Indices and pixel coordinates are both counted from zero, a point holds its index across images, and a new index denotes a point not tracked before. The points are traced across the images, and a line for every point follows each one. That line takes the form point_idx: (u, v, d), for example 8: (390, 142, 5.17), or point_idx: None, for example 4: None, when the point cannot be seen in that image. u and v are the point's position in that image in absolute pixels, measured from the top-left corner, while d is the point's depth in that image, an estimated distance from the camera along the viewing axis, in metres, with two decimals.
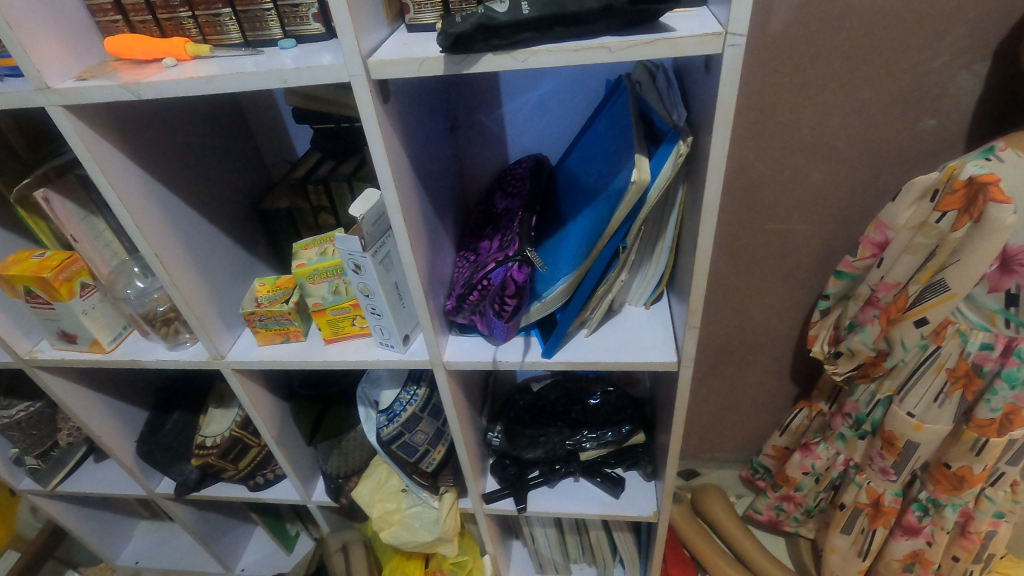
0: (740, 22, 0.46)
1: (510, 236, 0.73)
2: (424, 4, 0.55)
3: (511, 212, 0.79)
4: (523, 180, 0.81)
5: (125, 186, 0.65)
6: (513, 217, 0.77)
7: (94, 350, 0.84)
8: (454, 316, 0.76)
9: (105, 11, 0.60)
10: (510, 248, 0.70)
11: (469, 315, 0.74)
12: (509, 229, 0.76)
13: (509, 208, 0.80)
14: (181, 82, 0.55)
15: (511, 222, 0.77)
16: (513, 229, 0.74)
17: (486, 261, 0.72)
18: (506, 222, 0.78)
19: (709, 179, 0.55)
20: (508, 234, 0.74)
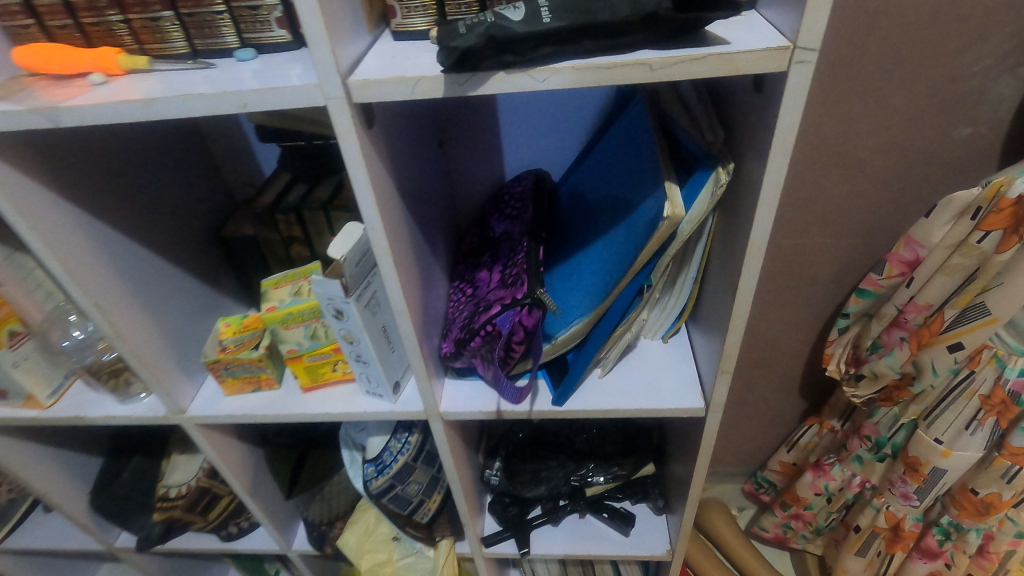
0: (811, 34, 0.37)
1: (515, 270, 0.64)
2: (414, 6, 0.45)
3: (513, 239, 0.69)
4: (524, 201, 0.71)
5: (51, 228, 0.53)
6: (517, 245, 0.68)
7: (30, 406, 0.72)
8: (451, 360, 0.67)
9: (14, 14, 0.48)
10: (517, 286, 0.61)
11: (469, 360, 0.65)
12: (512, 261, 0.66)
13: (511, 234, 0.71)
14: (113, 107, 0.44)
15: (514, 251, 0.67)
16: (519, 261, 0.65)
17: (488, 300, 0.63)
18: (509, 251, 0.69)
19: (757, 216, 0.47)
20: (513, 268, 0.64)
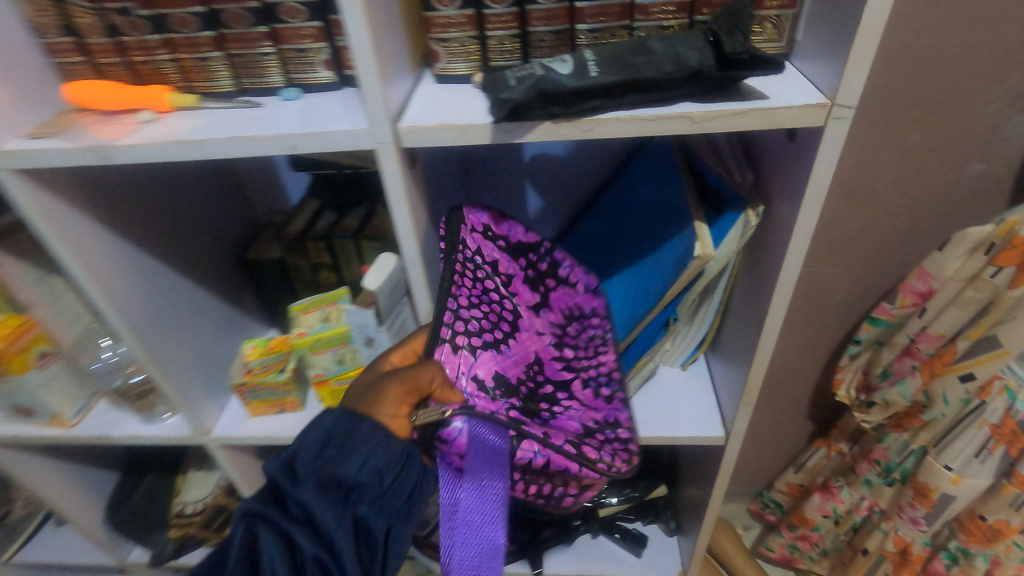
0: (849, 93, 0.39)
1: (528, 323, 0.57)
2: (457, 52, 0.46)
3: (533, 280, 0.60)
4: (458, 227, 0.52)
5: (93, 258, 0.54)
6: (513, 291, 0.57)
7: (54, 425, 0.74)
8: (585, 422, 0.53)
9: (65, 51, 0.49)
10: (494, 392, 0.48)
11: (577, 426, 0.52)
12: (540, 309, 0.60)
13: (539, 268, 0.61)
14: (161, 145, 0.45)
15: (530, 295, 0.59)
16: (508, 311, 0.55)
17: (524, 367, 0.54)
18: (558, 291, 0.62)
19: (787, 259, 0.48)
20: (523, 319, 0.57)
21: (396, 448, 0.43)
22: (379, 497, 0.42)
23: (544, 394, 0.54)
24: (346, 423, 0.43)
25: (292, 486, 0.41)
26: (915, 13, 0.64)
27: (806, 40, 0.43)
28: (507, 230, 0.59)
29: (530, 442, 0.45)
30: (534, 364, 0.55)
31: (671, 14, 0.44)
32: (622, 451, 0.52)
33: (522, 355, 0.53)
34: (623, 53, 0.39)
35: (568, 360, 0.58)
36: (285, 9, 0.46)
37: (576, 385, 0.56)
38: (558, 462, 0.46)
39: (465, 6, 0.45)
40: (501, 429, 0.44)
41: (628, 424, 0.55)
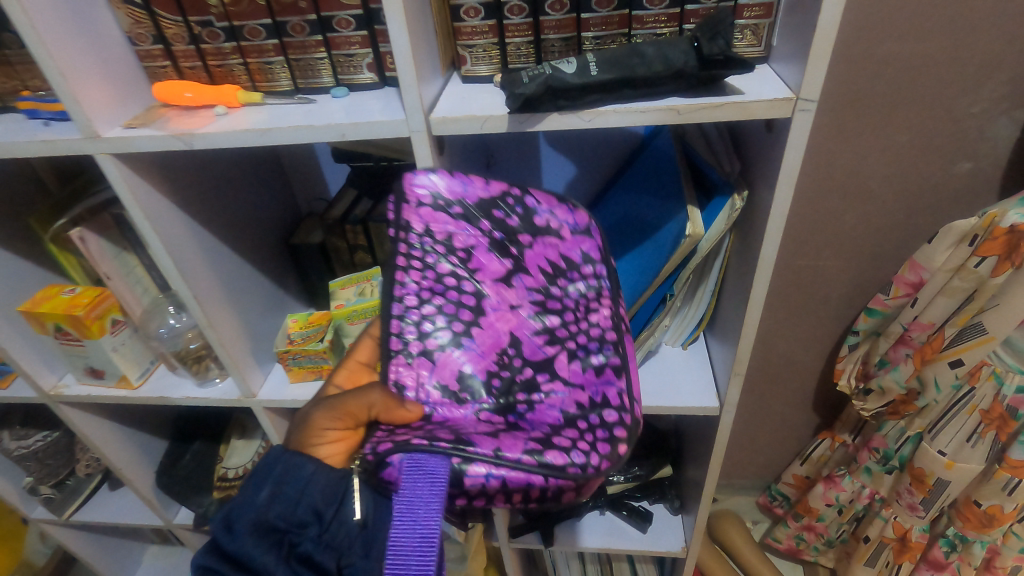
0: (812, 88, 0.46)
1: (497, 299, 0.53)
2: (481, 56, 0.55)
3: (499, 244, 0.53)
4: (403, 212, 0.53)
5: (168, 232, 0.64)
6: (473, 265, 0.53)
7: (121, 386, 0.83)
8: (567, 408, 0.48)
9: (155, 57, 0.59)
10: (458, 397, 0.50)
11: (558, 416, 0.48)
12: (512, 277, 0.53)
13: (506, 226, 0.53)
14: (235, 132, 0.54)
15: (497, 263, 0.53)
16: (468, 292, 0.53)
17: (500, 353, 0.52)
18: (534, 249, 0.53)
19: (766, 236, 0.55)
20: (490, 296, 0.53)
21: (340, 479, 0.45)
22: (322, 534, 0.44)
23: (522, 381, 0.50)
24: (286, 464, 0.45)
25: (230, 543, 0.44)
26: (898, 23, 0.70)
27: (780, 45, 0.50)
28: (462, 188, 0.53)
29: (478, 464, 0.42)
30: (508, 349, 0.52)
31: (664, 23, 0.52)
32: (604, 443, 0.45)
33: (490, 344, 0.52)
34: (619, 56, 0.47)
35: (551, 334, 0.52)
36: (338, 21, 0.55)
37: (560, 361, 0.50)
38: (515, 480, 0.43)
39: (488, 17, 0.52)
40: (438, 455, 0.42)
41: (618, 403, 0.48)
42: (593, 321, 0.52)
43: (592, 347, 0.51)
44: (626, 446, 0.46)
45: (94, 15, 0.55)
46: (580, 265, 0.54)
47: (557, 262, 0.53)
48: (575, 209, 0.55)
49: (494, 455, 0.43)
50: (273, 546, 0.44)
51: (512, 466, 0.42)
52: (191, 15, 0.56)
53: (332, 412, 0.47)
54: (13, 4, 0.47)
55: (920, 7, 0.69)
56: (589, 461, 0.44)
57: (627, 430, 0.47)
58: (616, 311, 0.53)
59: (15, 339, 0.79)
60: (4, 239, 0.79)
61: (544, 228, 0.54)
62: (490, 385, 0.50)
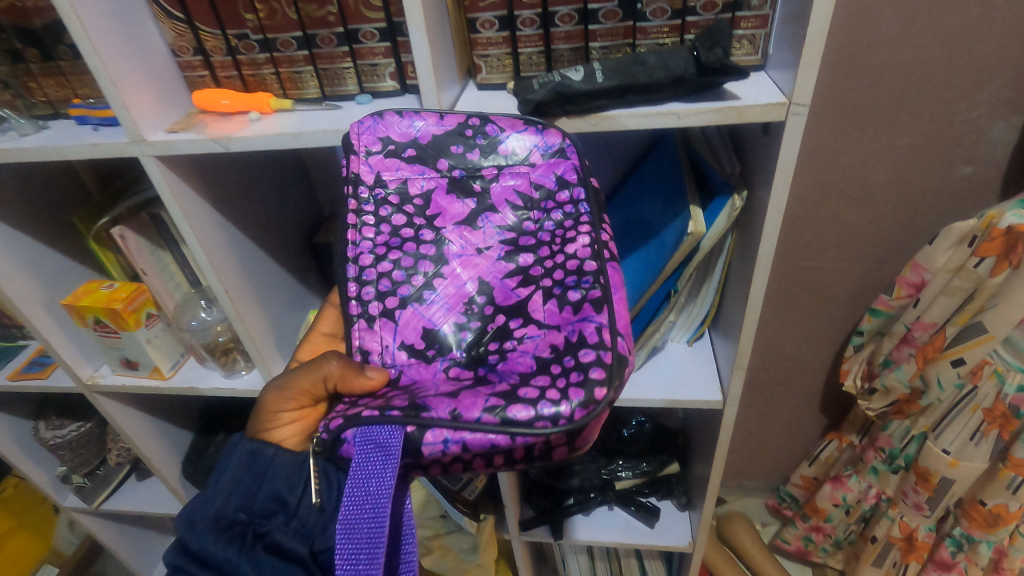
0: (803, 93, 0.49)
1: (462, 244, 0.55)
2: (495, 66, 0.59)
3: (461, 184, 0.56)
4: (351, 163, 0.55)
5: (202, 228, 0.68)
6: (435, 212, 0.56)
7: (153, 377, 0.88)
8: (540, 352, 0.49)
9: (194, 67, 0.64)
10: (422, 355, 0.52)
11: (530, 362, 0.48)
12: (476, 217, 0.56)
13: (466, 161, 0.56)
14: (268, 136, 0.58)
15: (460, 205, 0.56)
16: (430, 240, 0.55)
17: (460, 301, 0.53)
18: (499, 183, 0.56)
19: (764, 233, 0.58)
20: (453, 243, 0.55)
21: (297, 465, 0.52)
22: (289, 521, 0.49)
23: (495, 330, 0.52)
24: (247, 456, 0.53)
25: (196, 539, 0.49)
26: (895, 33, 0.73)
27: (776, 53, 0.54)
28: (414, 128, 0.56)
29: (434, 431, 0.44)
30: (476, 297, 0.53)
31: (666, 34, 0.55)
32: (575, 388, 0.44)
33: (455, 295, 0.54)
34: (624, 65, 0.51)
35: (523, 275, 0.53)
36: (363, 33, 0.59)
37: (535, 302, 0.51)
38: (475, 442, 0.44)
39: (502, 29, 0.56)
40: (392, 425, 0.44)
41: (594, 340, 0.47)
42: (571, 251, 0.52)
43: (570, 284, 0.51)
44: (604, 388, 0.44)
45: (142, 29, 0.60)
46: (555, 192, 0.55)
47: (528, 192, 0.55)
48: (545, 128, 0.54)
49: (449, 419, 0.44)
50: (234, 539, 0.50)
51: (468, 429, 0.44)
52: (229, 28, 0.60)
53: (290, 394, 0.55)
54: (72, 19, 0.53)
55: (916, 16, 0.72)
56: (558, 412, 0.43)
57: (605, 369, 0.45)
58: (596, 237, 0.52)
59: (57, 331, 0.84)
60: (48, 237, 0.84)
61: (508, 158, 0.55)
62: (460, 340, 0.52)
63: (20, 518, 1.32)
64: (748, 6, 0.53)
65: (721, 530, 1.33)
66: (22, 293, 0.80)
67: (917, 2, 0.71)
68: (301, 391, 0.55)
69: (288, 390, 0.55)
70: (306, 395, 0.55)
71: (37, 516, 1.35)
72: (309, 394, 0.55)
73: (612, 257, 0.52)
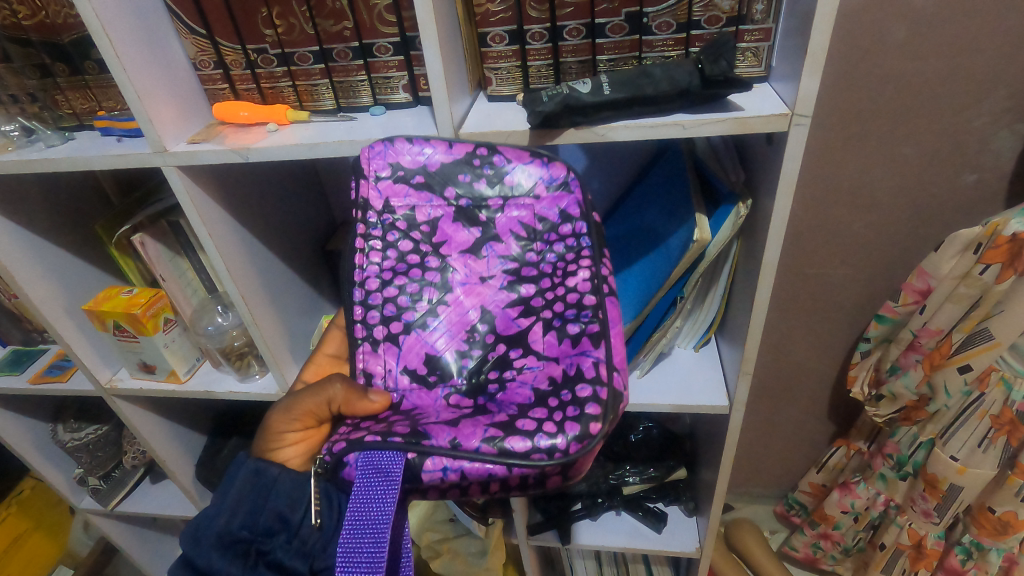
0: (805, 104, 0.50)
1: (466, 273, 0.58)
2: (505, 79, 0.61)
3: (467, 213, 0.58)
4: (359, 187, 0.57)
5: (220, 236, 0.70)
6: (441, 239, 0.58)
7: (170, 380, 0.90)
8: (539, 385, 0.51)
9: (214, 80, 0.66)
10: (424, 381, 0.55)
11: (528, 395, 0.50)
12: (480, 246, 0.58)
13: (474, 191, 0.57)
14: (286, 147, 0.60)
15: (465, 234, 0.58)
16: (435, 267, 0.58)
17: (460, 331, 0.56)
18: (504, 214, 0.57)
19: (768, 240, 0.59)
20: (457, 271, 0.58)
21: (300, 484, 0.52)
22: (291, 540, 0.51)
23: (496, 358, 0.54)
24: (251, 477, 0.53)
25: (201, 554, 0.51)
26: (899, 44, 0.74)
27: (779, 65, 0.55)
28: (422, 155, 0.57)
29: (434, 458, 0.46)
30: (479, 326, 0.56)
31: (672, 47, 0.57)
32: (572, 422, 0.46)
33: (457, 322, 0.56)
34: (630, 78, 0.52)
35: (524, 307, 0.56)
36: (378, 48, 0.61)
37: (535, 333, 0.54)
38: (474, 470, 0.46)
39: (512, 43, 0.58)
40: (393, 450, 0.47)
41: (591, 375, 0.49)
42: (571, 285, 0.55)
43: (569, 318, 0.53)
44: (599, 423, 0.46)
45: (166, 45, 0.63)
46: (558, 225, 0.57)
47: (531, 223, 0.57)
48: (551, 161, 0.57)
49: (449, 447, 0.46)
50: (238, 557, 0.51)
51: (467, 458, 0.46)
52: (248, 43, 0.62)
53: (295, 414, 0.56)
54: (102, 38, 0.55)
55: (919, 26, 0.73)
56: (554, 444, 0.45)
57: (601, 406, 0.47)
58: (596, 271, 0.54)
59: (78, 335, 0.87)
60: (70, 244, 0.87)
61: (514, 189, 0.57)
62: (461, 368, 0.55)
63: (40, 520, 1.34)
64: (751, 19, 0.54)
65: (729, 537, 1.33)
66: (45, 299, 0.83)
67: (920, 14, 0.72)
68: (307, 411, 0.56)
69: (294, 409, 0.57)
70: (311, 415, 0.56)
71: (54, 517, 1.37)
72: (314, 413, 0.56)
73: (610, 292, 0.54)
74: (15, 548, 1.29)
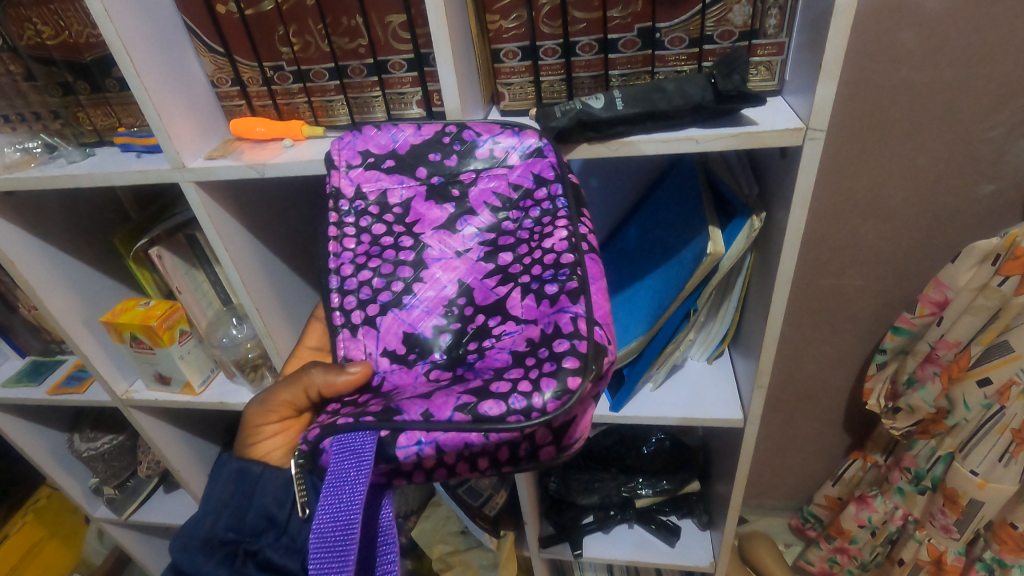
0: (820, 118, 0.50)
1: (441, 249, 0.54)
2: (517, 94, 0.61)
3: (439, 190, 0.56)
4: (330, 177, 0.56)
5: (235, 247, 0.71)
6: (414, 219, 0.56)
7: (185, 392, 0.91)
8: (517, 347, 0.47)
9: (232, 97, 0.67)
10: (397, 361, 0.52)
11: (503, 357, 0.47)
12: (455, 221, 0.55)
13: (445, 168, 0.56)
14: (301, 163, 0.61)
15: (438, 211, 0.56)
16: (409, 247, 0.55)
17: (434, 306, 0.53)
18: (478, 186, 0.55)
19: (782, 253, 0.58)
20: (433, 247, 0.55)
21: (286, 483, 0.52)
22: (280, 537, 0.50)
23: (474, 329, 0.51)
24: (234, 474, 0.54)
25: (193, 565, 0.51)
26: (913, 54, 0.74)
27: (792, 79, 0.55)
28: (393, 140, 0.56)
29: (406, 434, 0.44)
30: (456, 300, 0.53)
31: (684, 62, 0.57)
32: (548, 379, 0.43)
33: (434, 299, 0.53)
34: (643, 93, 0.52)
35: (500, 270, 0.52)
36: (392, 64, 0.62)
37: (513, 299, 0.50)
38: (449, 442, 0.43)
39: (525, 58, 0.59)
40: (367, 431, 0.43)
41: (569, 329, 0.45)
42: (549, 246, 0.51)
43: (547, 278, 0.49)
44: (579, 377, 0.43)
45: (185, 63, 0.64)
46: (534, 190, 0.54)
47: (507, 193, 0.55)
48: (523, 130, 0.55)
49: (422, 420, 0.44)
50: (224, 559, 0.51)
51: (441, 429, 0.43)
52: (265, 61, 0.63)
53: (270, 408, 0.54)
54: (124, 58, 0.57)
55: (934, 38, 0.73)
56: (530, 405, 0.42)
57: (579, 359, 0.44)
58: (574, 230, 0.51)
59: (95, 347, 0.88)
60: (88, 256, 0.88)
61: (488, 161, 0.55)
62: (439, 346, 0.51)
63: (55, 528, 1.35)
64: (764, 34, 0.54)
65: (742, 550, 1.31)
66: (65, 310, 0.84)
67: (934, 26, 0.72)
68: (281, 404, 0.54)
69: (268, 404, 0.54)
70: (287, 407, 0.54)
71: (68, 526, 1.38)
72: (289, 406, 0.54)
73: (591, 250, 0.51)
74: (30, 556, 1.30)
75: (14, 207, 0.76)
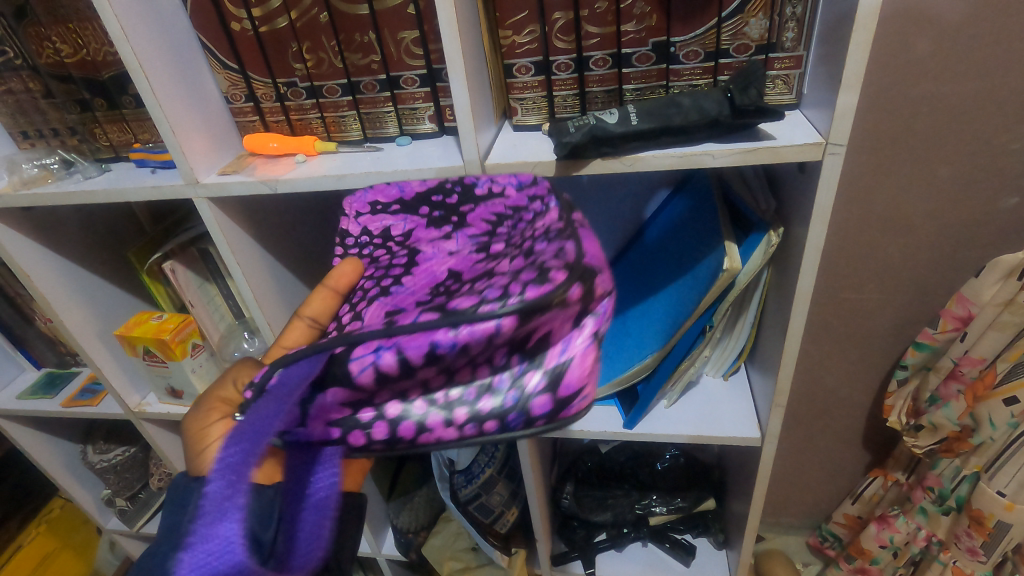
0: (840, 134, 0.49)
1: (435, 252, 0.47)
2: (530, 108, 0.61)
3: (438, 221, 0.52)
4: (341, 223, 0.55)
5: (246, 262, 0.71)
6: (411, 242, 0.51)
7: None
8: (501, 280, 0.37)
9: (246, 112, 0.67)
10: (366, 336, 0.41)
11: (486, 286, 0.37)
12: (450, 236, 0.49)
13: (447, 205, 0.52)
14: (314, 178, 0.61)
15: (437, 233, 0.51)
16: (402, 260, 0.49)
17: (418, 289, 0.43)
18: (477, 211, 0.50)
19: (802, 269, 0.57)
20: (427, 253, 0.48)
21: None
22: None
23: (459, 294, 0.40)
24: None
25: None
26: (932, 65, 0.73)
27: (811, 92, 0.54)
28: (397, 190, 0.56)
29: (365, 343, 0.35)
30: (445, 281, 0.43)
31: (699, 76, 0.56)
32: (529, 275, 0.35)
33: (424, 283, 0.44)
34: (658, 108, 0.52)
35: (490, 255, 0.43)
36: (405, 80, 0.62)
37: (501, 265, 0.40)
38: (414, 351, 0.34)
39: (538, 73, 0.58)
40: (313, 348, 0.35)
41: (555, 248, 0.37)
42: (540, 226, 0.42)
43: (536, 241, 0.40)
44: (564, 277, 0.34)
45: (199, 78, 0.64)
46: (527, 206, 0.47)
47: (501, 212, 0.48)
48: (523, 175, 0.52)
49: (382, 329, 0.35)
50: None
51: (403, 332, 0.34)
52: (279, 77, 0.63)
53: None
54: (139, 74, 0.57)
55: (954, 52, 0.72)
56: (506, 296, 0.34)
57: (566, 265, 0.35)
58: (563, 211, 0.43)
59: (109, 359, 0.88)
60: (103, 270, 0.89)
61: (487, 195, 0.51)
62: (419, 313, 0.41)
63: (68, 539, 1.36)
64: (781, 48, 0.53)
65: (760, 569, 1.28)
66: (79, 323, 0.84)
67: (953, 40, 0.71)
68: None
69: None
70: None
71: (80, 538, 1.39)
72: None
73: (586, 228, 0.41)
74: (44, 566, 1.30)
75: (31, 222, 0.77)
